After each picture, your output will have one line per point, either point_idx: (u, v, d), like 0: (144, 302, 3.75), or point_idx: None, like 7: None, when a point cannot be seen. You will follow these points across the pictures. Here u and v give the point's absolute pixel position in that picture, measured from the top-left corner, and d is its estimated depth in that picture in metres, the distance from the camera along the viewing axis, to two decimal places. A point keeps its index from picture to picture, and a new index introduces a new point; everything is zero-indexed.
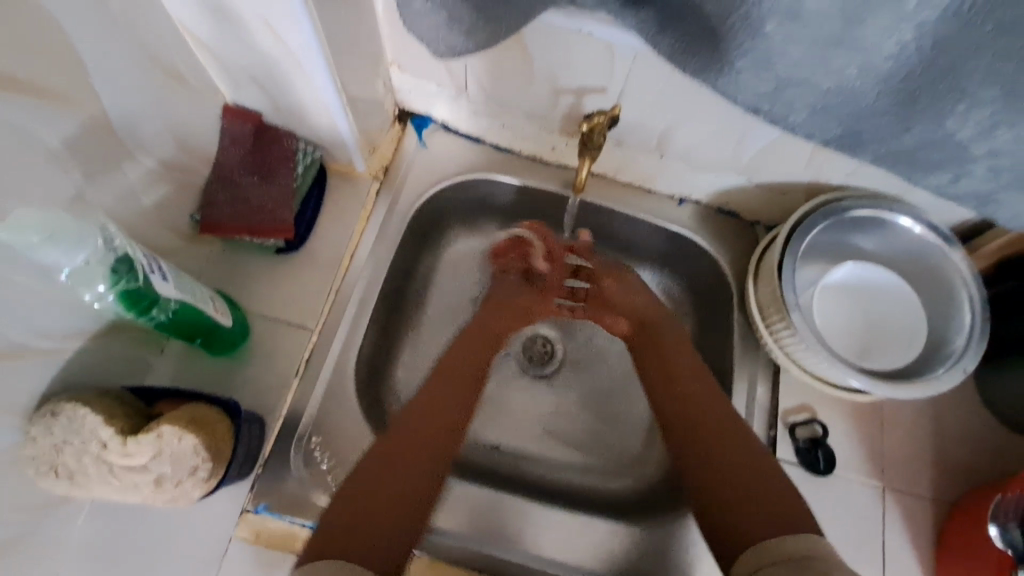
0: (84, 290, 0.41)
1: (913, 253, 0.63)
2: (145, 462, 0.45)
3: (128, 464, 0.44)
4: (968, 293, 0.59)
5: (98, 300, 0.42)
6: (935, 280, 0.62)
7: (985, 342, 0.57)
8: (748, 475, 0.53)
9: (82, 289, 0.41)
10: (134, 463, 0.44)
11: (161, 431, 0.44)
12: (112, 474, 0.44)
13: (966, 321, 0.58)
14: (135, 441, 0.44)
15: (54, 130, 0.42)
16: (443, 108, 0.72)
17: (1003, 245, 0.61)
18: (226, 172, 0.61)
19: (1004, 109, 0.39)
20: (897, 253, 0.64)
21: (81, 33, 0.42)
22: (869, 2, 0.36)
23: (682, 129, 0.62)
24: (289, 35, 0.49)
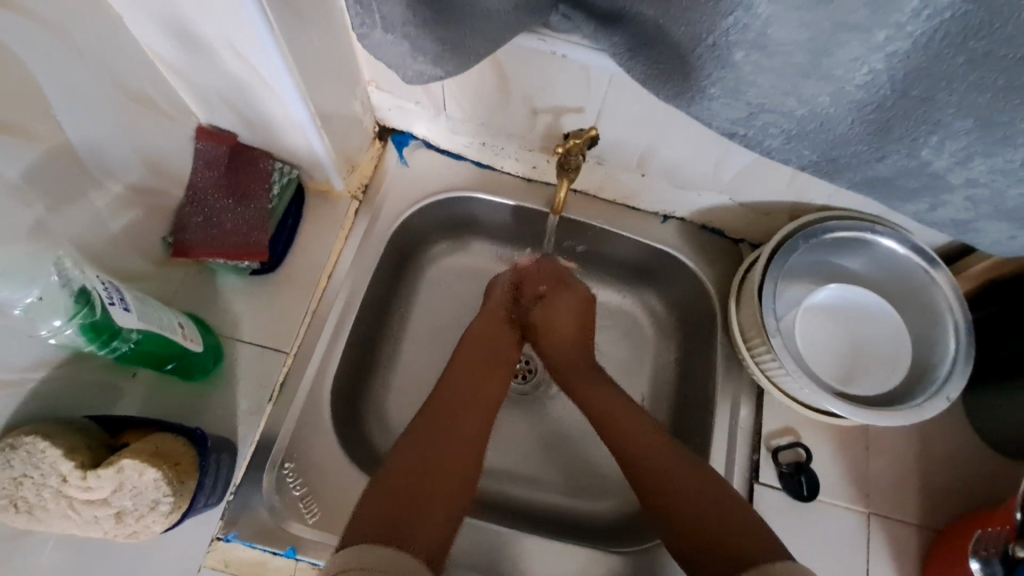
0: (40, 325, 0.40)
1: (898, 274, 0.62)
2: (106, 496, 0.44)
3: (89, 497, 0.44)
4: (952, 319, 0.57)
5: (55, 334, 0.41)
6: (920, 303, 0.61)
7: (969, 369, 0.56)
8: (711, 502, 0.54)
9: (38, 325, 0.40)
10: (95, 497, 0.44)
11: (122, 465, 0.44)
12: (72, 508, 0.44)
13: (950, 348, 0.57)
14: (96, 475, 0.43)
15: (11, 162, 0.41)
16: (423, 126, 0.71)
17: (989, 268, 0.59)
18: (200, 195, 0.60)
19: (977, 140, 0.38)
20: (881, 274, 0.63)
21: (39, 64, 0.41)
22: (836, 35, 0.35)
23: (662, 149, 0.61)
24: (258, 60, 0.48)
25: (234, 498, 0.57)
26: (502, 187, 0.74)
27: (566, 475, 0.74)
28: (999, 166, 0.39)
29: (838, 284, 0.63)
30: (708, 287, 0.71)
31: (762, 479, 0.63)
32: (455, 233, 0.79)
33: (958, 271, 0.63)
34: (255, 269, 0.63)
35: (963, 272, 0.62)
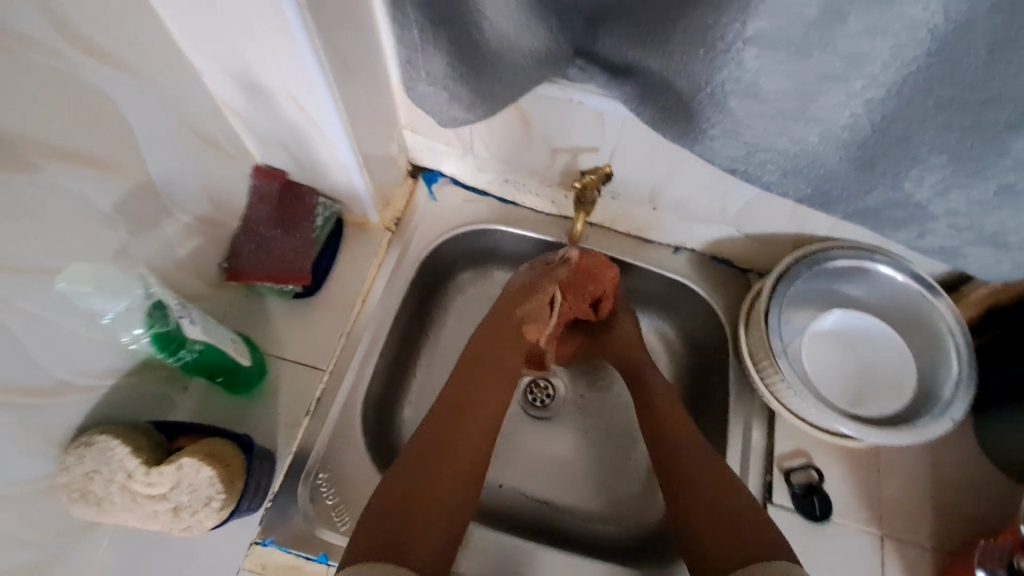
0: (123, 333, 0.46)
1: (900, 300, 0.65)
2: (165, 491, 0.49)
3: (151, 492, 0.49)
4: (954, 342, 0.60)
5: (134, 342, 0.47)
6: (923, 327, 0.64)
7: (972, 390, 0.58)
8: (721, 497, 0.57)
9: (121, 333, 0.46)
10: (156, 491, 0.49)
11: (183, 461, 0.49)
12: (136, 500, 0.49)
13: (954, 370, 0.60)
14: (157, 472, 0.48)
15: (106, 194, 0.48)
16: (452, 165, 0.78)
17: (990, 294, 0.62)
18: (253, 225, 0.67)
19: (953, 173, 0.43)
20: (884, 300, 0.66)
21: (134, 113, 0.49)
22: (817, 84, 0.40)
23: (672, 184, 0.67)
24: (313, 107, 0.56)
25: (272, 506, 0.61)
26: (523, 220, 0.80)
27: (586, 495, 0.77)
28: (975, 196, 0.43)
29: (842, 310, 0.67)
30: (718, 314, 0.75)
31: (775, 500, 0.65)
32: (478, 263, 0.84)
33: (958, 298, 0.66)
34: (298, 292, 0.69)
35: (963, 299, 0.65)
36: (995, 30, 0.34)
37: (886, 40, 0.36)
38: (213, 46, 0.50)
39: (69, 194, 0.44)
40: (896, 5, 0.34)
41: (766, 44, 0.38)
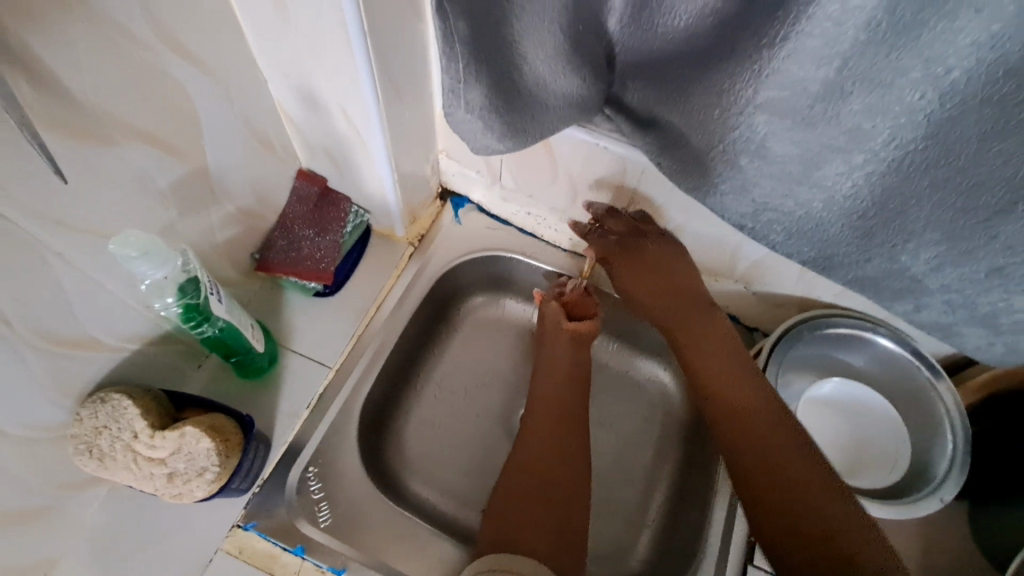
0: (155, 300, 0.50)
1: (898, 374, 0.65)
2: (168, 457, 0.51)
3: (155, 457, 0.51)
4: (951, 422, 0.60)
5: (164, 309, 0.51)
6: (920, 404, 0.64)
7: (966, 472, 0.58)
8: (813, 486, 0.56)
9: (154, 299, 0.50)
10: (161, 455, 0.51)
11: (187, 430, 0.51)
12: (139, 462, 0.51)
13: (948, 449, 0.60)
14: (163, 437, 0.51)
15: (166, 175, 0.53)
16: (480, 193, 0.83)
17: (1000, 377, 0.61)
18: (288, 222, 0.72)
19: (947, 251, 0.45)
20: (882, 372, 0.67)
21: (205, 109, 0.54)
22: (821, 154, 0.44)
23: (684, 234, 0.70)
24: (361, 122, 0.61)
25: (258, 493, 0.63)
26: (540, 253, 0.83)
27: None
28: (967, 275, 0.45)
29: (839, 378, 0.67)
30: None
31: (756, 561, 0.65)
32: (492, 289, 0.88)
33: (960, 381, 0.66)
34: (317, 291, 0.73)
35: (964, 384, 0.65)
36: (984, 121, 0.37)
37: (884, 120, 0.39)
38: (283, 58, 0.57)
39: (135, 169, 0.49)
40: (893, 89, 0.37)
41: (775, 111, 0.42)
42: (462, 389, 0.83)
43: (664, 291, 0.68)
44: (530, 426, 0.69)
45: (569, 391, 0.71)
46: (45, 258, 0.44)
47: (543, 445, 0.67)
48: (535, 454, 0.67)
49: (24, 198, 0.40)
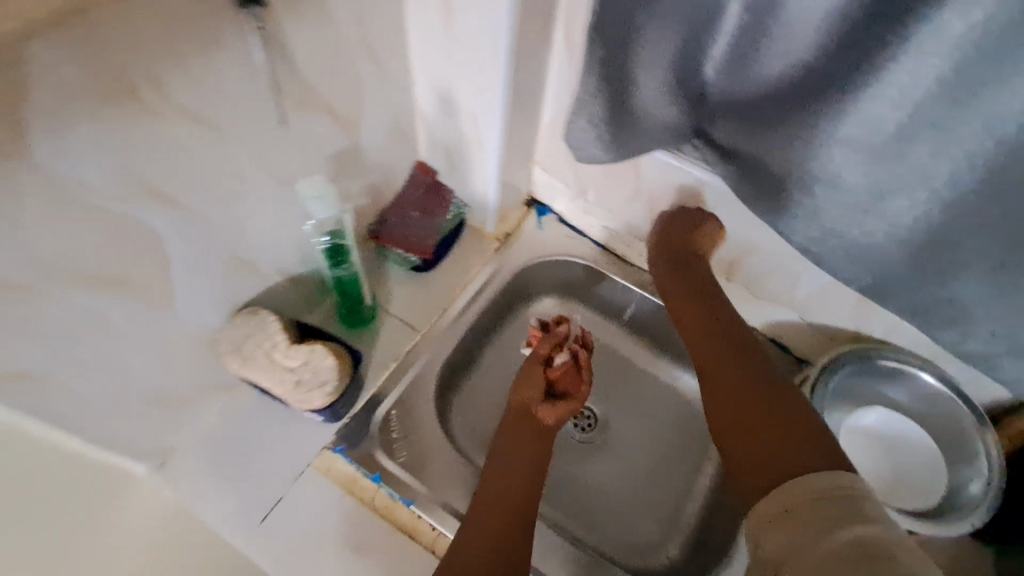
0: (313, 236, 0.62)
1: (934, 408, 0.69)
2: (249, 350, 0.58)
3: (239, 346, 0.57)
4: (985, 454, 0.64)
5: (318, 245, 0.63)
6: (955, 438, 0.68)
7: (999, 501, 0.61)
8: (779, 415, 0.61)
9: (312, 236, 0.62)
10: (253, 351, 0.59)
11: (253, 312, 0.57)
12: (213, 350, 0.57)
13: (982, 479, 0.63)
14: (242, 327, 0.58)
15: (334, 145, 0.66)
16: (563, 204, 0.93)
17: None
18: (401, 204, 0.83)
19: (994, 284, 0.51)
20: (919, 406, 0.71)
21: (371, 98, 0.67)
22: (887, 188, 0.52)
23: (748, 259, 0.78)
24: (486, 124, 0.73)
25: (348, 422, 0.72)
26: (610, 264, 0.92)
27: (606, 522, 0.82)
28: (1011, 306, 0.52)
29: (878, 408, 0.72)
30: None
31: None
32: (559, 292, 0.97)
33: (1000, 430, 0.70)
34: (416, 265, 0.84)
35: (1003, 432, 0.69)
36: None
37: (949, 162, 0.47)
38: (436, 66, 0.69)
39: (317, 135, 0.62)
40: (956, 135, 0.45)
41: (851, 146, 0.51)
42: None
43: (688, 283, 0.76)
44: (492, 473, 0.68)
45: (525, 459, 0.69)
46: (248, 189, 0.56)
47: (505, 494, 0.65)
48: (489, 500, 0.64)
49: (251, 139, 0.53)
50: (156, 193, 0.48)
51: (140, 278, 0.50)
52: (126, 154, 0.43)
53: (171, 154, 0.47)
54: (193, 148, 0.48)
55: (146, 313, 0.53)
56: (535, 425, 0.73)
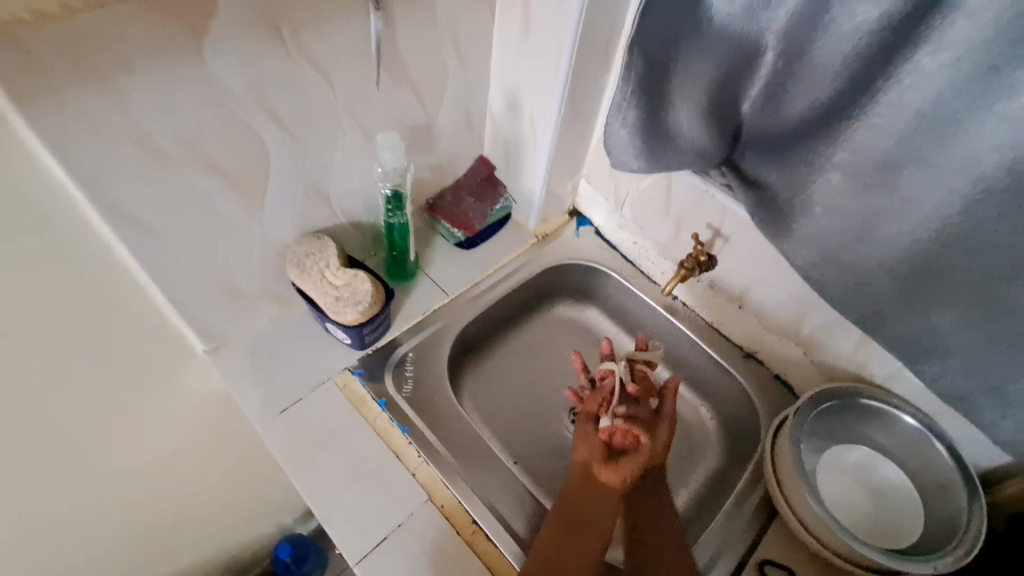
0: (381, 180, 0.75)
1: (920, 454, 0.71)
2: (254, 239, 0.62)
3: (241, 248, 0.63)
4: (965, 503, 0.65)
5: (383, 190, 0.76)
6: (939, 487, 0.69)
7: (973, 550, 0.61)
8: None
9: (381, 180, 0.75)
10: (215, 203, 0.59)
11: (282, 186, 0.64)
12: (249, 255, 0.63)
13: (959, 527, 0.64)
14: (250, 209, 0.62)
15: (413, 119, 0.79)
16: (601, 217, 1.02)
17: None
18: (459, 187, 0.95)
19: (968, 318, 0.55)
20: (906, 452, 0.72)
21: (452, 88, 0.81)
22: (878, 216, 0.57)
23: (760, 288, 0.82)
24: (542, 127, 0.84)
25: (370, 353, 0.82)
26: (635, 278, 0.99)
27: None
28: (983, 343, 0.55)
29: (863, 448, 0.74)
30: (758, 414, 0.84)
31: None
32: (582, 297, 1.05)
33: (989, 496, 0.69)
34: (460, 240, 0.95)
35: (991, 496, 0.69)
36: (1008, 207, 0.48)
37: (927, 192, 0.52)
38: (511, 72, 0.82)
39: (402, 106, 0.75)
40: (937, 168, 0.51)
41: (847, 171, 0.58)
42: (528, 362, 0.99)
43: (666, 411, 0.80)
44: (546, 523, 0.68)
45: (595, 509, 0.68)
46: (338, 134, 0.70)
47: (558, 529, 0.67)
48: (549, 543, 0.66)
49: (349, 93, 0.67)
50: (273, 115, 0.61)
51: (243, 181, 0.64)
52: (261, 76, 0.57)
53: (291, 85, 0.61)
54: (307, 86, 0.62)
55: (240, 211, 0.66)
56: (597, 488, 0.70)
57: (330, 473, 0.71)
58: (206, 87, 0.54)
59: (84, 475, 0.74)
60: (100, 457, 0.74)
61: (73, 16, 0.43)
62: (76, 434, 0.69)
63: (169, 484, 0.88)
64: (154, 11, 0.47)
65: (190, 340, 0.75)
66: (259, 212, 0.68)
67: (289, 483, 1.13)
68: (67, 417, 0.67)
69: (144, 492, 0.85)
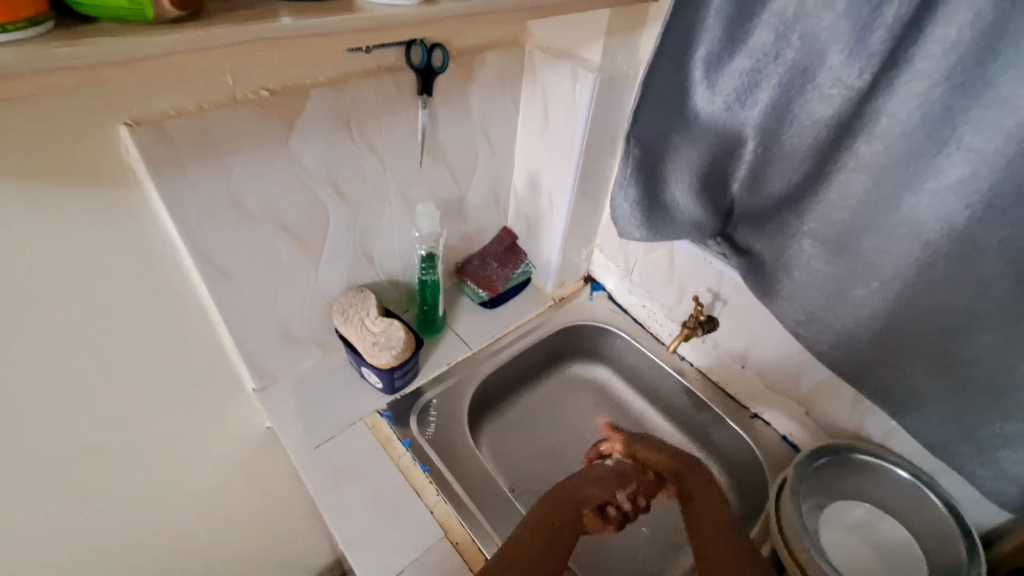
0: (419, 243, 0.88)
1: (916, 504, 0.73)
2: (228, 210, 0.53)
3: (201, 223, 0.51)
4: (961, 548, 0.66)
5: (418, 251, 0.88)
6: (940, 537, 0.70)
7: None
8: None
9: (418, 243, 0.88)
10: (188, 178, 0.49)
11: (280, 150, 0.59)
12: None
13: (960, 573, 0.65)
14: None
15: (448, 194, 0.93)
16: (613, 284, 1.12)
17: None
18: (485, 253, 1.07)
19: (938, 363, 0.62)
20: (905, 505, 0.75)
21: (482, 169, 0.96)
22: (849, 277, 0.66)
23: (759, 348, 0.89)
24: (558, 202, 0.97)
25: (398, 397, 0.90)
26: (644, 339, 1.06)
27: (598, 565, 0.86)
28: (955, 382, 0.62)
29: (865, 505, 0.78)
30: (764, 470, 0.87)
31: None
32: (596, 358, 1.12)
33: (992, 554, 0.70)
34: (483, 300, 1.06)
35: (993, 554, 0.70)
36: (950, 265, 0.56)
37: (888, 255, 0.61)
38: (531, 157, 0.97)
39: (439, 183, 0.90)
40: (891, 235, 0.60)
41: (819, 239, 0.67)
42: (544, 418, 1.05)
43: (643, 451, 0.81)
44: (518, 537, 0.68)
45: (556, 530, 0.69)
46: (385, 204, 0.84)
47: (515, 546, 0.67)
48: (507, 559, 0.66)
49: (398, 171, 0.82)
50: (336, 188, 0.75)
51: (306, 240, 0.77)
52: (330, 157, 0.72)
53: (352, 164, 0.75)
54: (364, 165, 0.77)
55: (301, 265, 0.79)
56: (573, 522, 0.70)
57: (353, 502, 0.77)
58: (289, 164, 0.69)
59: (132, 493, 0.83)
60: (147, 475, 0.83)
61: (207, 113, 0.59)
62: (133, 449, 0.79)
63: (202, 517, 0.94)
64: (259, 108, 0.63)
65: (242, 378, 0.85)
66: (315, 267, 0.81)
67: (309, 536, 1.16)
68: (128, 433, 0.77)
69: (179, 521, 0.91)
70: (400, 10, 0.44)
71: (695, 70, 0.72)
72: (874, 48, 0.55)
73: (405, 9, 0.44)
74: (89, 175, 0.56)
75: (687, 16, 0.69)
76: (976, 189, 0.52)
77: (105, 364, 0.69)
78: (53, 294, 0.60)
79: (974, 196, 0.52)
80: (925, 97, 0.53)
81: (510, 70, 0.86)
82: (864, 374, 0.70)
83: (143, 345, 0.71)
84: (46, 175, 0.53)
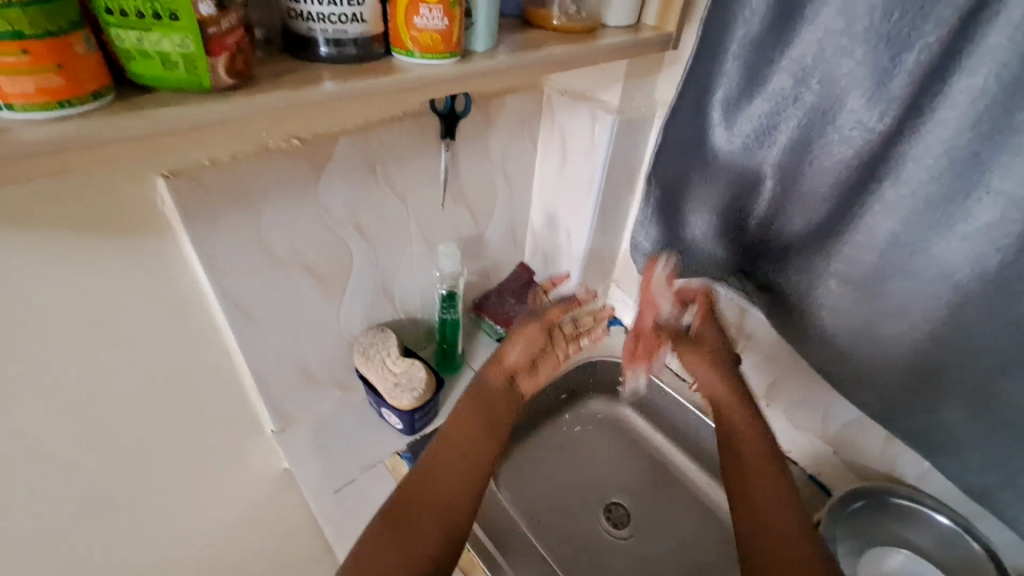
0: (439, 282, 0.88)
1: (956, 553, 0.71)
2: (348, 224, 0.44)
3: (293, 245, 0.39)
4: None
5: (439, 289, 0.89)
6: None
7: None
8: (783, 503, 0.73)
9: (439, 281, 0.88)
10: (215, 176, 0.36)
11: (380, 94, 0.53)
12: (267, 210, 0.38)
13: None
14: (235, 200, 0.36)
15: (467, 232, 0.94)
16: (630, 318, 1.11)
17: None
18: (502, 289, 1.07)
19: (975, 408, 0.61)
20: (942, 552, 0.73)
21: (501, 207, 0.97)
22: (878, 316, 0.66)
23: (784, 386, 0.88)
24: (576, 238, 0.98)
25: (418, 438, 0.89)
26: (664, 375, 1.05)
27: None
28: (994, 428, 0.60)
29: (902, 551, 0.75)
30: None
31: None
32: (615, 394, 1.11)
33: None
34: (502, 336, 1.05)
35: None
36: (984, 309, 0.56)
37: (918, 297, 0.61)
38: (549, 194, 0.98)
39: (459, 222, 0.91)
40: (920, 277, 0.60)
41: (845, 278, 0.67)
42: (564, 455, 1.03)
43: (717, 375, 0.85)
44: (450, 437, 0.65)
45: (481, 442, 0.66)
46: (407, 243, 0.84)
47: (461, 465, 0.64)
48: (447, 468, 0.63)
49: (419, 211, 0.83)
50: (359, 229, 0.76)
51: (329, 281, 0.78)
52: (355, 200, 0.73)
53: (375, 205, 0.76)
54: (387, 206, 0.78)
55: (324, 306, 0.79)
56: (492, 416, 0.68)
57: None
58: (315, 207, 0.70)
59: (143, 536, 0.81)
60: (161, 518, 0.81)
61: (238, 163, 0.60)
62: (148, 491, 0.77)
63: (214, 560, 0.92)
64: (291, 155, 0.64)
65: (262, 419, 0.84)
66: (337, 307, 0.81)
67: None
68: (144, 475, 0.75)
69: (189, 565, 0.89)
70: (438, 70, 0.45)
71: (714, 112, 0.74)
72: (895, 93, 0.57)
73: (442, 69, 0.45)
74: (124, 222, 0.57)
75: (704, 61, 0.71)
76: (1007, 233, 0.52)
77: (128, 404, 0.69)
78: (77, 339, 0.60)
79: (1004, 240, 0.52)
80: (950, 142, 0.54)
81: (529, 112, 0.88)
82: (898, 415, 0.69)
83: (166, 385, 0.71)
84: (83, 221, 0.54)
